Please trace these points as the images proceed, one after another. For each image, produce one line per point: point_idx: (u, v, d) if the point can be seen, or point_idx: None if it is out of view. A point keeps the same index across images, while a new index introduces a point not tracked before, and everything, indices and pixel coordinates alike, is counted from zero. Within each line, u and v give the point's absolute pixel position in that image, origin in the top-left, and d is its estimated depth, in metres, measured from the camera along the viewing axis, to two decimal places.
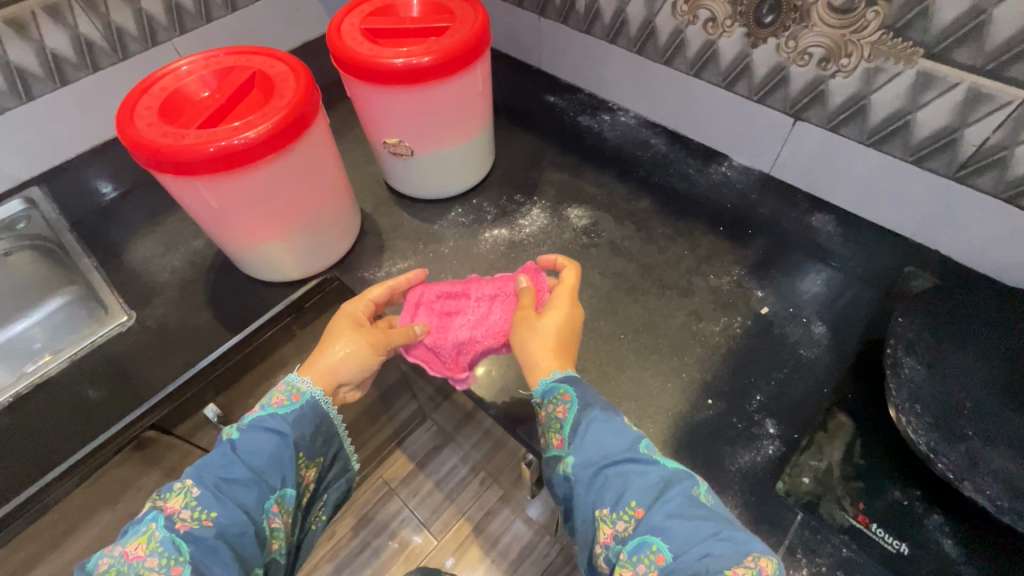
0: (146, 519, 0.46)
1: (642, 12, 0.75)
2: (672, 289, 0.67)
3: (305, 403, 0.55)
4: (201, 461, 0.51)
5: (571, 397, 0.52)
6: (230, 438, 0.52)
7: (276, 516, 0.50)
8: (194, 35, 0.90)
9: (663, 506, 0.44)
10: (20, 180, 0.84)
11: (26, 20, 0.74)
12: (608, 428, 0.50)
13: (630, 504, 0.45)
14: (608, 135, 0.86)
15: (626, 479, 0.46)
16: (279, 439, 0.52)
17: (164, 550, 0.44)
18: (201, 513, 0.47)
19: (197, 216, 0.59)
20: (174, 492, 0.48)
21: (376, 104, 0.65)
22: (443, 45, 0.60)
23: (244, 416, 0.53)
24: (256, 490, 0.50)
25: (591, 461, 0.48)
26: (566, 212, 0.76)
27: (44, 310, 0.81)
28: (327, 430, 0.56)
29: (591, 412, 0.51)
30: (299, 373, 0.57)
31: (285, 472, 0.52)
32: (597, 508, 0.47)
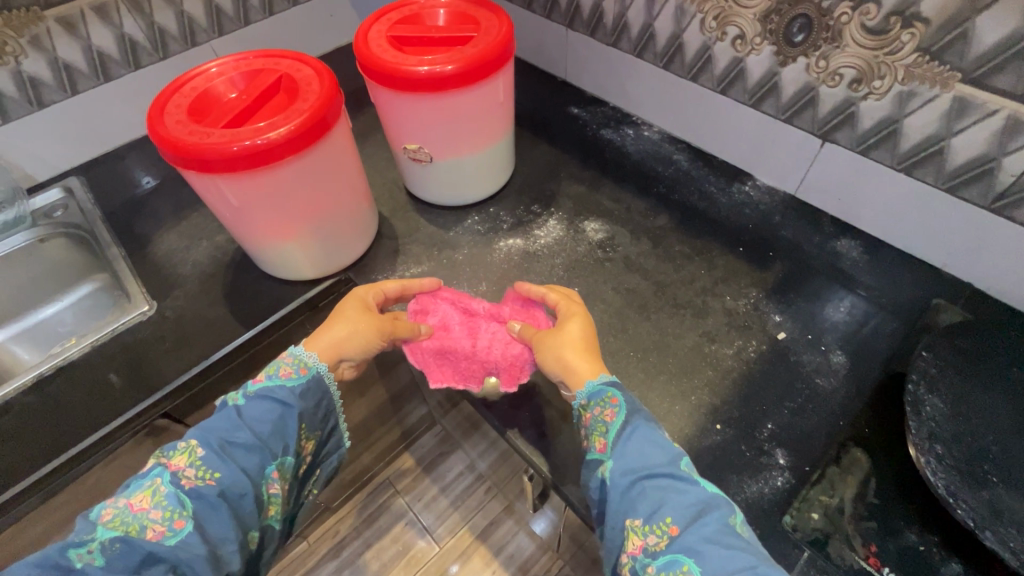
0: (151, 474, 0.47)
1: (670, 27, 0.75)
2: (685, 309, 0.66)
3: (312, 376, 0.56)
4: (206, 423, 0.52)
5: (619, 402, 0.51)
6: (233, 403, 0.53)
7: (275, 482, 0.51)
8: (231, 37, 0.94)
9: (698, 529, 0.43)
10: (60, 170, 0.87)
11: (75, 18, 0.78)
12: (648, 443, 0.49)
13: (664, 520, 0.44)
14: (630, 149, 0.85)
15: (662, 493, 0.45)
16: (283, 408, 0.53)
17: (168, 504, 0.45)
18: (204, 472, 0.48)
19: (219, 212, 0.60)
20: (179, 451, 0.49)
21: (399, 110, 0.66)
22: (467, 55, 0.61)
23: (250, 385, 0.54)
24: (259, 455, 0.50)
25: (630, 469, 0.47)
26: (583, 224, 0.75)
27: (73, 295, 0.86)
28: (328, 405, 0.57)
29: (636, 420, 0.51)
30: (305, 348, 0.57)
31: (287, 441, 0.52)
32: (630, 518, 0.45)
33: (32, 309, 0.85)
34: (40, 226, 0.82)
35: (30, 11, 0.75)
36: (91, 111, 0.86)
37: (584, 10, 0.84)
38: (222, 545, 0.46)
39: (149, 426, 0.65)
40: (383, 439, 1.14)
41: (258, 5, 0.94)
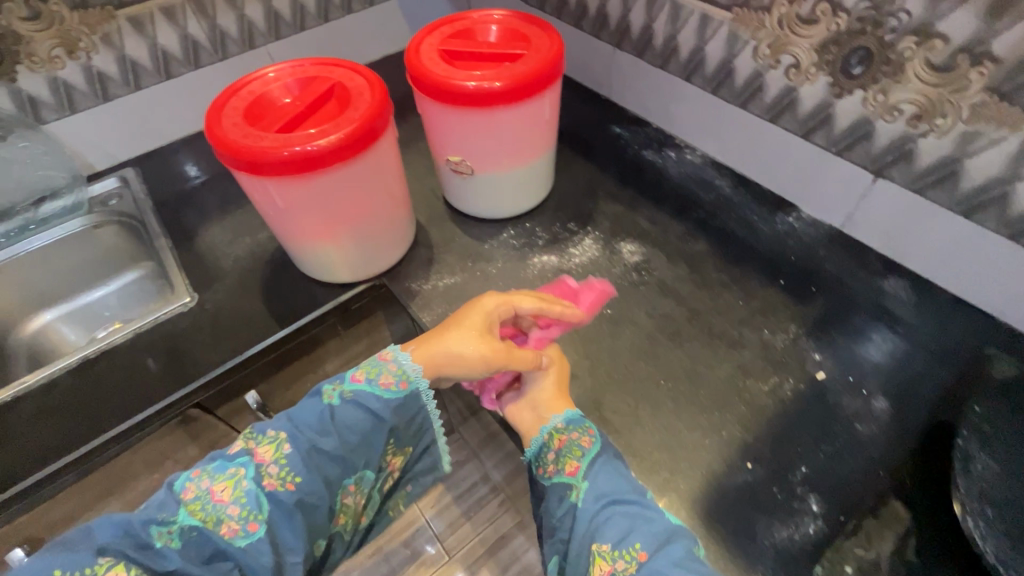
0: (238, 461, 0.49)
1: (721, 52, 0.74)
2: (720, 339, 0.64)
3: (410, 393, 0.54)
4: (301, 413, 0.52)
5: (596, 432, 0.54)
6: (328, 403, 0.52)
7: (348, 492, 0.55)
8: (287, 42, 0.98)
9: (663, 554, 0.44)
10: (117, 160, 0.91)
11: (145, 19, 0.82)
12: (616, 474, 0.51)
13: (632, 545, 0.45)
14: (671, 172, 0.84)
15: (632, 520, 0.47)
16: (373, 421, 0.53)
17: (247, 503, 0.47)
18: (287, 475, 0.49)
19: (265, 212, 0.62)
20: (267, 441, 0.50)
21: (445, 122, 0.67)
22: (515, 73, 0.61)
23: (349, 384, 0.53)
24: (340, 466, 0.52)
25: (602, 495, 0.49)
26: (619, 245, 0.74)
27: (121, 279, 0.90)
28: (414, 421, 0.57)
29: (608, 452, 0.53)
30: (411, 358, 0.55)
31: (367, 455, 0.54)
32: (601, 544, 0.47)
33: (81, 291, 0.89)
34: (94, 212, 0.86)
35: (104, 10, 0.79)
36: (152, 106, 0.90)
37: (632, 30, 0.84)
38: (288, 551, 0.49)
39: (181, 414, 0.67)
40: None
41: (315, 13, 0.98)
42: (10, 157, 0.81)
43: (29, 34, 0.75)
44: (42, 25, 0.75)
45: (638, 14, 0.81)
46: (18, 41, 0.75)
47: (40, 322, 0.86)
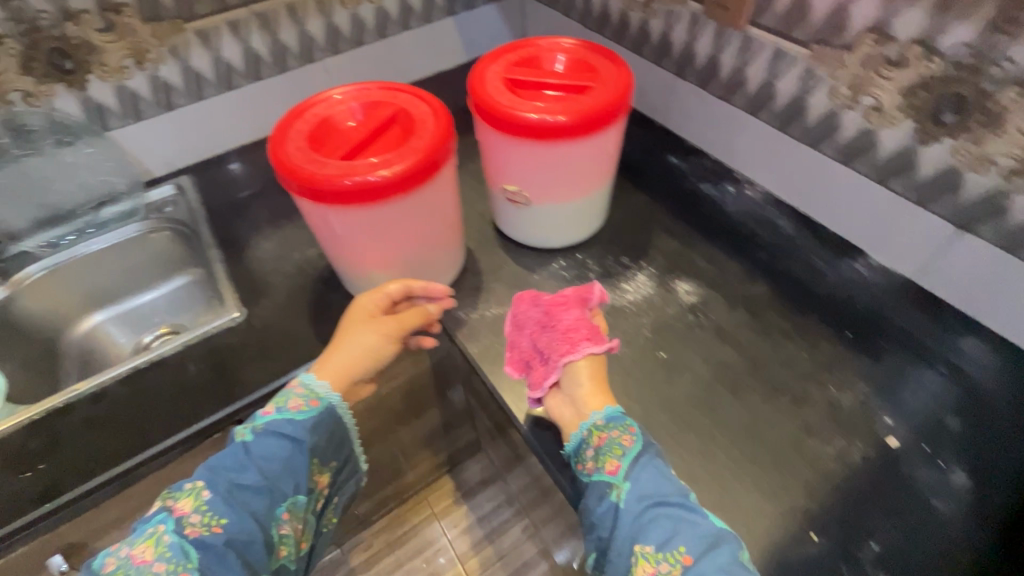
0: (155, 520, 0.50)
1: (793, 89, 0.71)
2: (783, 394, 0.61)
3: (323, 408, 0.58)
4: (217, 460, 0.55)
5: (637, 431, 0.52)
6: (240, 440, 0.56)
7: (285, 522, 0.55)
8: (344, 57, 0.99)
9: (710, 561, 0.44)
10: (174, 167, 0.92)
11: (212, 32, 0.84)
12: (659, 474, 0.50)
13: (677, 548, 0.45)
14: (730, 208, 0.81)
15: (676, 523, 0.46)
16: (293, 446, 0.56)
17: (172, 556, 0.48)
18: (210, 519, 0.51)
19: (321, 235, 0.62)
20: (185, 493, 0.52)
21: (504, 152, 0.65)
22: (582, 108, 0.60)
23: (259, 418, 0.56)
24: (266, 497, 0.54)
25: (644, 495, 0.48)
26: (674, 283, 0.72)
27: (169, 284, 0.91)
28: (335, 439, 0.61)
29: (650, 451, 0.52)
30: (316, 376, 0.59)
31: (296, 480, 0.56)
32: (643, 546, 0.46)
33: (131, 294, 0.90)
34: (150, 220, 0.88)
35: (174, 23, 0.80)
36: (211, 116, 0.91)
37: (697, 60, 0.82)
38: None
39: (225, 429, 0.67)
40: (429, 461, 1.15)
41: (373, 29, 0.99)
42: (75, 161, 0.84)
43: (103, 44, 0.77)
44: (115, 36, 0.77)
45: (704, 44, 0.79)
46: (92, 51, 0.77)
47: (90, 323, 0.87)
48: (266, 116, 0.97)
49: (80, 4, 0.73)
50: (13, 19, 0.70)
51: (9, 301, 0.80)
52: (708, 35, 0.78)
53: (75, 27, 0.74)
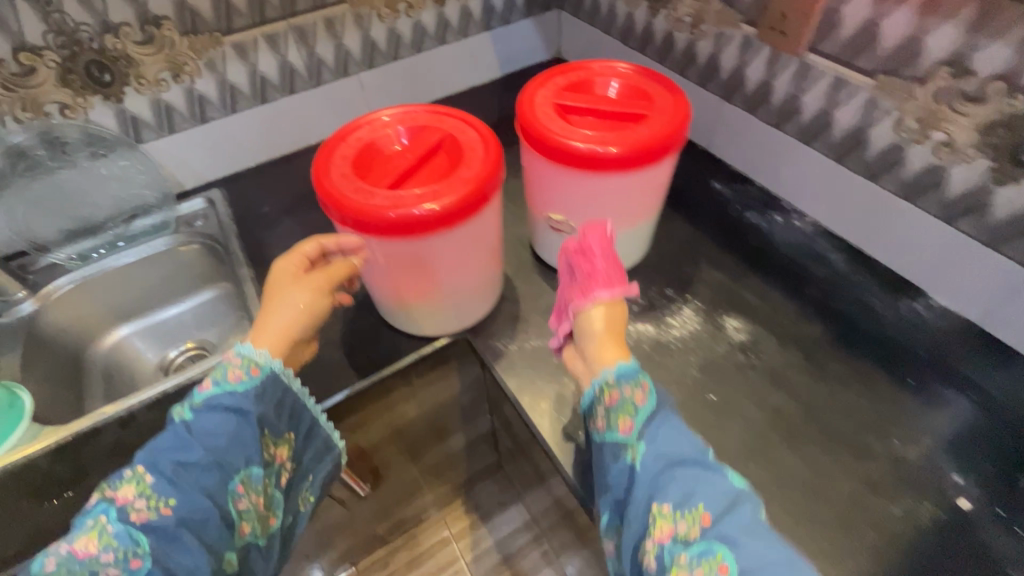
0: (96, 511, 0.45)
1: (854, 119, 0.67)
2: (843, 446, 0.57)
3: (266, 376, 0.52)
4: (154, 442, 0.48)
5: (650, 387, 0.48)
6: (180, 420, 0.49)
7: (242, 496, 0.49)
8: (379, 71, 0.97)
9: (733, 519, 0.40)
10: (205, 180, 0.91)
11: (249, 46, 0.83)
12: (677, 431, 0.46)
13: (696, 507, 0.41)
14: (777, 239, 0.78)
15: (695, 482, 0.42)
16: (239, 418, 0.49)
17: (119, 544, 0.44)
18: (157, 501, 0.45)
19: (361, 263, 0.59)
20: (125, 481, 0.46)
21: (552, 179, 0.63)
22: (638, 139, 0.57)
23: (196, 395, 0.50)
24: (218, 472, 0.47)
25: (660, 454, 0.44)
26: (722, 319, 0.68)
27: (196, 298, 0.91)
28: (286, 407, 0.54)
29: (664, 410, 0.48)
30: (254, 345, 0.53)
31: (249, 452, 0.49)
32: (660, 504, 0.42)
33: (157, 307, 0.89)
34: (181, 233, 0.86)
35: (212, 36, 0.79)
36: (244, 129, 0.90)
37: (746, 85, 0.79)
38: None
39: None
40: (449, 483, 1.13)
41: (409, 43, 0.97)
42: (106, 173, 0.82)
43: (141, 57, 0.76)
44: (153, 49, 0.76)
45: (756, 69, 0.76)
46: (129, 64, 0.76)
47: (116, 337, 0.86)
48: (298, 130, 0.95)
49: (120, 17, 0.72)
50: (53, 31, 0.69)
51: (34, 315, 0.77)
52: (760, 60, 0.75)
53: (114, 40, 0.73)
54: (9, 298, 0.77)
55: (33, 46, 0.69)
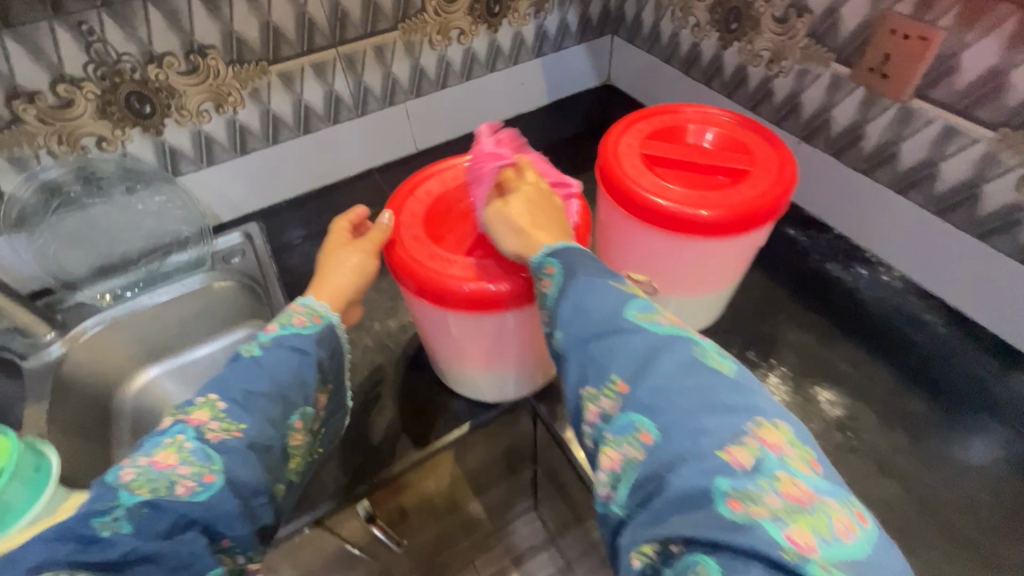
0: (172, 431, 0.43)
1: (965, 172, 0.61)
2: (968, 551, 0.51)
3: (326, 326, 0.51)
4: (218, 375, 0.46)
5: (555, 269, 0.44)
6: (249, 355, 0.47)
7: (298, 431, 0.47)
8: (426, 99, 0.92)
9: (648, 381, 0.37)
10: (242, 213, 0.86)
11: (295, 75, 0.78)
12: (590, 297, 0.42)
13: (611, 380, 0.38)
14: (866, 296, 0.71)
15: (611, 351, 0.39)
16: (302, 358, 0.48)
17: (196, 459, 0.41)
18: (230, 424, 0.43)
19: (428, 331, 0.55)
20: (198, 405, 0.44)
21: (637, 238, 0.57)
22: (741, 201, 0.51)
23: (262, 334, 0.48)
24: (281, 404, 0.46)
25: (575, 334, 0.41)
26: (814, 390, 0.62)
27: (227, 338, 0.85)
28: (340, 362, 0.53)
29: (580, 275, 0.43)
30: (315, 298, 0.52)
31: (307, 391, 0.48)
32: (583, 388, 0.40)
33: (188, 345, 0.84)
34: (216, 270, 0.80)
35: (259, 65, 0.74)
36: (284, 160, 0.85)
37: (832, 127, 0.72)
38: (253, 499, 0.43)
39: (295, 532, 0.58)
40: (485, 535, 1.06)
41: (458, 70, 0.92)
42: (141, 209, 0.78)
43: (183, 87, 0.71)
44: (197, 79, 0.71)
45: (845, 111, 0.70)
46: (171, 94, 0.71)
47: (145, 378, 0.81)
48: (340, 160, 0.90)
49: (165, 46, 0.67)
50: (94, 62, 0.64)
51: (61, 360, 0.72)
52: (851, 102, 0.69)
53: (157, 70, 0.68)
54: (36, 341, 0.71)
55: (73, 77, 0.64)
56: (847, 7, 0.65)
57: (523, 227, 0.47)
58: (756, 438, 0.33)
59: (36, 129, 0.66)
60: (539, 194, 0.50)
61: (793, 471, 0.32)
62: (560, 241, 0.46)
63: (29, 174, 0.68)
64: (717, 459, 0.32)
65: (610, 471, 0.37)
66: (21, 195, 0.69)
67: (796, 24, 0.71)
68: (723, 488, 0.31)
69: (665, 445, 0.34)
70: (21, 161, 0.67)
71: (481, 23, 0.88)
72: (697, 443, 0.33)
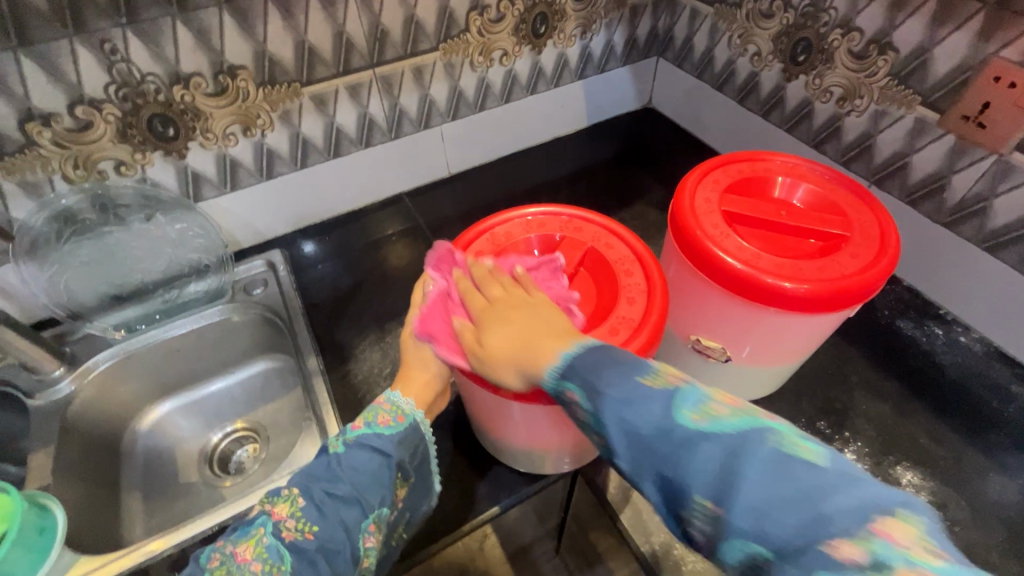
0: (256, 522, 0.42)
1: None
2: None
3: (409, 425, 0.47)
4: (303, 467, 0.44)
5: (578, 395, 0.36)
6: (334, 452, 0.44)
7: (371, 535, 0.43)
8: (463, 122, 0.87)
9: (737, 497, 0.27)
10: (265, 239, 0.81)
11: (329, 96, 0.72)
12: (629, 407, 0.33)
13: (696, 502, 0.29)
14: (944, 360, 0.65)
15: (679, 469, 0.30)
16: (382, 459, 0.44)
17: (268, 557, 0.39)
18: (304, 525, 0.41)
19: (480, 401, 0.53)
20: (281, 498, 0.42)
21: (713, 303, 0.51)
22: (842, 275, 0.45)
23: (346, 428, 0.45)
24: (358, 507, 0.42)
25: (634, 457, 0.32)
26: (895, 471, 0.57)
27: (244, 372, 0.80)
28: (422, 457, 0.49)
29: (607, 389, 0.34)
30: (402, 391, 0.48)
31: (384, 493, 0.44)
32: (673, 513, 0.31)
33: (202, 380, 0.78)
34: (236, 302, 0.75)
35: (291, 87, 0.69)
36: (313, 186, 0.80)
37: (911, 174, 0.67)
38: None
39: None
40: None
41: (498, 92, 0.86)
42: (161, 236, 0.72)
43: (210, 110, 0.66)
44: (225, 101, 0.66)
45: (928, 158, 0.64)
46: (197, 117, 0.66)
47: (155, 416, 0.76)
48: (370, 185, 0.85)
49: (193, 66, 0.62)
50: (117, 83, 0.59)
51: (72, 398, 0.67)
52: (936, 150, 0.63)
53: (183, 92, 0.63)
54: (45, 377, 0.66)
55: (92, 99, 0.59)
56: (942, 48, 0.59)
57: (510, 355, 0.41)
58: (873, 532, 0.25)
59: (51, 153, 0.60)
60: (506, 306, 0.44)
61: (919, 558, 0.24)
62: (561, 352, 0.38)
63: (42, 201, 0.63)
64: (823, 564, 0.25)
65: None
66: (32, 224, 0.63)
67: (877, 61, 0.65)
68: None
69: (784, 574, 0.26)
70: (34, 186, 0.61)
71: (525, 44, 0.83)
72: (811, 560, 0.25)
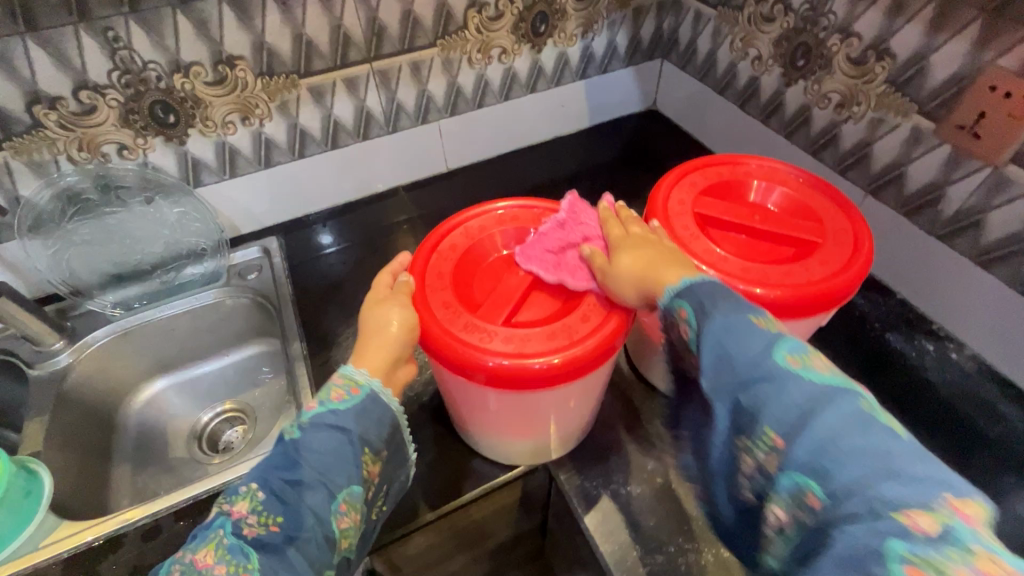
0: (214, 524, 0.39)
1: None
2: None
3: (366, 396, 0.45)
4: (263, 459, 0.43)
5: (687, 315, 0.38)
6: (290, 438, 0.42)
7: (344, 516, 0.41)
8: (460, 118, 0.88)
9: (810, 435, 0.30)
10: (264, 227, 0.82)
11: (326, 89, 0.74)
12: (726, 337, 0.35)
13: (762, 432, 0.32)
14: (932, 376, 0.63)
15: (761, 397, 0.33)
16: (343, 437, 0.43)
17: (232, 557, 0.37)
18: (267, 518, 0.39)
19: (450, 393, 0.53)
20: (240, 495, 0.40)
21: None
22: (810, 281, 0.45)
23: (302, 412, 0.44)
24: (324, 490, 0.40)
25: (720, 380, 0.35)
26: None
27: (236, 355, 0.82)
28: (395, 428, 0.47)
29: (714, 314, 0.37)
30: (355, 363, 0.47)
31: (350, 471, 0.42)
32: (735, 436, 0.34)
33: (191, 361, 0.80)
34: (230, 285, 0.77)
35: (289, 78, 0.71)
36: (310, 176, 0.81)
37: (907, 184, 0.65)
38: None
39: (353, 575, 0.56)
40: None
41: (497, 90, 0.87)
42: (161, 219, 0.75)
43: (208, 98, 0.68)
44: (224, 90, 0.68)
45: (924, 168, 0.63)
46: (197, 105, 0.68)
47: (149, 393, 0.78)
48: (367, 177, 0.86)
49: (193, 56, 0.64)
50: (119, 69, 0.62)
51: (68, 370, 0.69)
52: (932, 160, 0.62)
53: (183, 80, 0.65)
54: (44, 349, 0.69)
55: (96, 84, 0.61)
56: (939, 55, 0.58)
57: (631, 274, 0.44)
58: (949, 506, 0.26)
59: (57, 135, 0.63)
60: (639, 239, 0.46)
61: (992, 546, 0.25)
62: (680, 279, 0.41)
63: (47, 180, 0.66)
64: (890, 520, 0.27)
65: (777, 528, 0.33)
66: (37, 202, 0.66)
67: (875, 68, 0.64)
68: (899, 553, 0.26)
69: (836, 511, 0.29)
70: (40, 165, 0.64)
71: (525, 42, 0.83)
72: (872, 507, 0.27)
